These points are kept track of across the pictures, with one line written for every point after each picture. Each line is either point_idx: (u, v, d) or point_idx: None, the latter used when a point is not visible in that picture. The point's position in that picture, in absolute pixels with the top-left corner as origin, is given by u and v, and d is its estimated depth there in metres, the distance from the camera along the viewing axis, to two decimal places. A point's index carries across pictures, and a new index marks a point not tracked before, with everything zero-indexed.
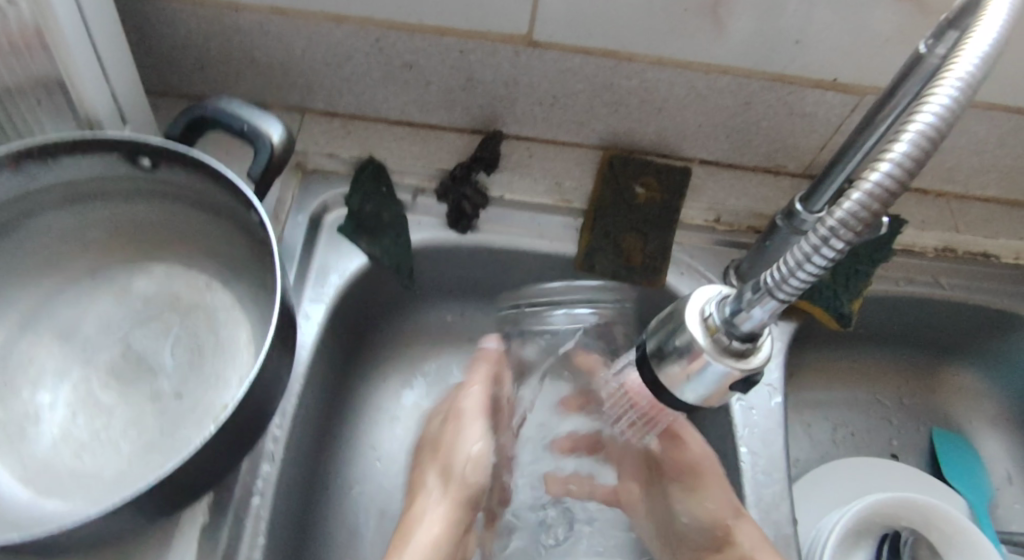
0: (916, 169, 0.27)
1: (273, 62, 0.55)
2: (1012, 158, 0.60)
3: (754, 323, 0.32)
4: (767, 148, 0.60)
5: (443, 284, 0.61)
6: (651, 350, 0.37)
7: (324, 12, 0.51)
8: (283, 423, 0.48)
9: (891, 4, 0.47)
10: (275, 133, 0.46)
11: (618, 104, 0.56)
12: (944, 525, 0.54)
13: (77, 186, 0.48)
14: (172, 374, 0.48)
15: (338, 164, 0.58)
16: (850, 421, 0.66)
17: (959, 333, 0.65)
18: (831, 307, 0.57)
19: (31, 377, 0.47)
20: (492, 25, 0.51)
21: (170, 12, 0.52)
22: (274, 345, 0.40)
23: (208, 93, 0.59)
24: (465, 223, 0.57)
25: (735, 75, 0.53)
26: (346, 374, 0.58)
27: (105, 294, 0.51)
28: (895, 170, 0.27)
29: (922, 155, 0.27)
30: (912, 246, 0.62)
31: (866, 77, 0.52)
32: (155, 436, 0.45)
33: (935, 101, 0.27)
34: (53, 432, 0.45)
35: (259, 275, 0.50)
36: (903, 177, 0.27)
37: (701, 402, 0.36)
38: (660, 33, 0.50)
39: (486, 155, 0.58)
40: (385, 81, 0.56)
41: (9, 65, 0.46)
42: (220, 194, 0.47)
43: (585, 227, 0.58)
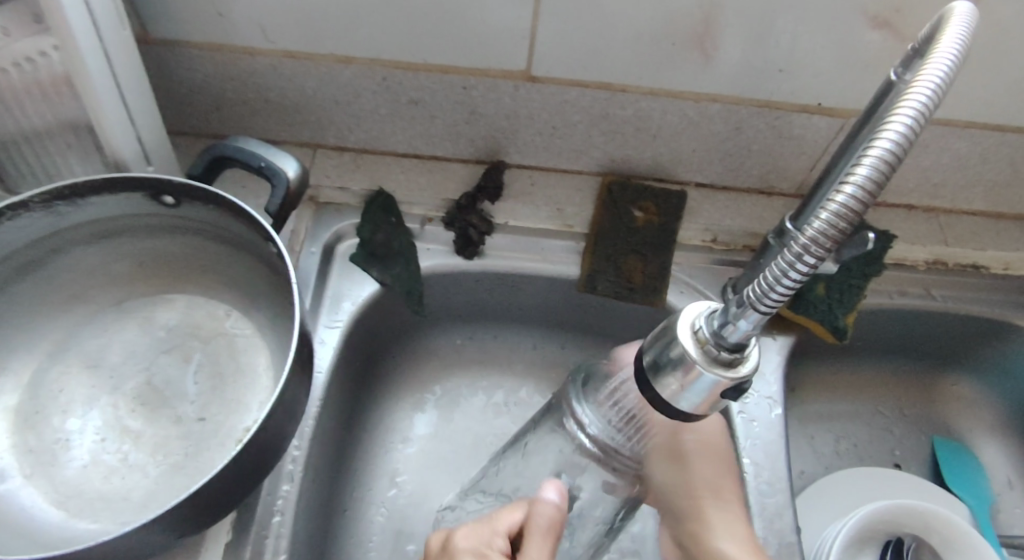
0: (880, 188, 0.29)
1: (286, 101, 0.58)
2: (995, 173, 0.62)
3: (740, 334, 0.34)
4: (758, 170, 0.62)
5: (451, 308, 0.63)
6: (647, 363, 0.39)
7: (334, 55, 0.54)
8: (301, 444, 0.50)
9: (867, 33, 0.50)
10: (291, 169, 0.49)
11: (614, 132, 0.59)
12: (944, 531, 0.56)
13: (104, 224, 0.50)
14: (195, 400, 0.50)
15: (349, 196, 0.61)
16: (852, 433, 0.68)
17: (954, 343, 0.67)
18: (827, 321, 0.59)
19: (62, 405, 0.49)
20: (492, 62, 0.54)
21: (189, 57, 0.55)
22: (295, 368, 0.43)
23: (223, 131, 0.62)
24: (472, 249, 0.59)
25: (724, 102, 0.56)
26: (360, 397, 0.60)
27: (129, 324, 0.53)
28: (860, 191, 0.29)
29: (884, 176, 0.29)
30: (903, 259, 0.64)
31: (849, 101, 0.55)
32: (180, 459, 0.47)
33: (894, 124, 0.29)
34: (83, 457, 0.47)
35: (277, 303, 0.52)
36: (868, 197, 0.29)
37: (695, 411, 0.38)
38: (652, 64, 0.53)
39: (490, 185, 0.61)
40: (392, 117, 0.59)
41: (41, 110, 0.49)
42: (239, 227, 0.49)
43: (587, 250, 0.60)
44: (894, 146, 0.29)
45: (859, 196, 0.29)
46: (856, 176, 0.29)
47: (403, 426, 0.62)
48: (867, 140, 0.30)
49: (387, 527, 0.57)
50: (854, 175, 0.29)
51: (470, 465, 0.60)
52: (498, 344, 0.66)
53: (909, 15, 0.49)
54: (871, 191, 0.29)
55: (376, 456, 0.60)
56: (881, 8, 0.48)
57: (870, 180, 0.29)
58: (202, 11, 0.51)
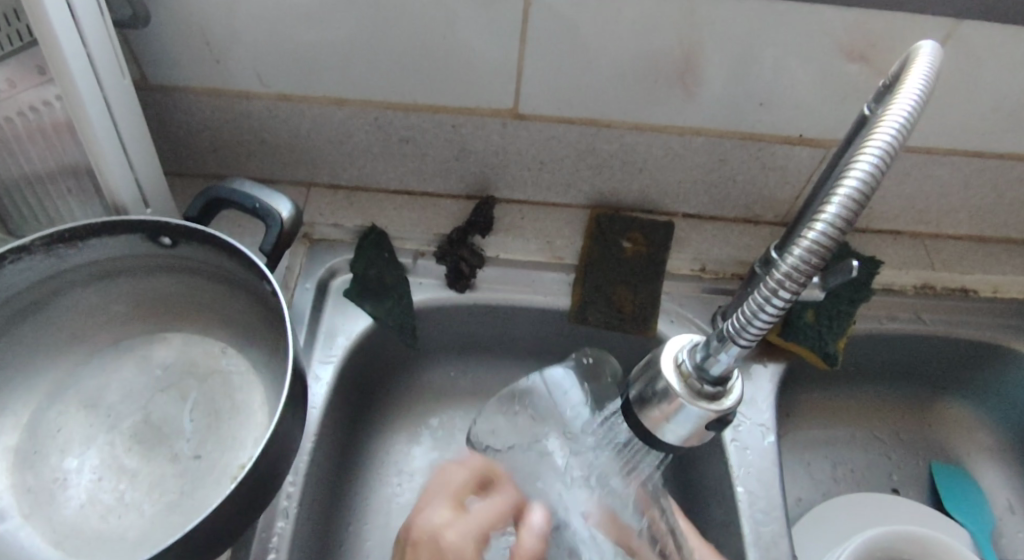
0: (850, 225, 0.30)
1: (280, 143, 0.60)
2: (978, 198, 0.63)
3: (722, 366, 0.35)
4: (744, 200, 0.64)
5: (445, 341, 0.64)
6: (633, 396, 0.39)
7: (327, 97, 0.56)
8: (296, 480, 0.51)
9: (842, 67, 0.51)
10: (285, 210, 0.50)
11: (601, 166, 0.61)
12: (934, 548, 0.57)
13: (103, 265, 0.52)
14: (191, 437, 0.50)
15: (342, 233, 0.62)
16: (849, 459, 0.68)
17: (947, 367, 0.67)
18: (818, 347, 0.59)
19: (60, 445, 0.50)
20: (480, 101, 0.56)
21: (187, 102, 0.57)
22: (287, 405, 0.43)
23: (220, 172, 0.64)
24: (464, 282, 0.60)
25: (707, 135, 0.57)
26: (355, 431, 0.60)
27: (127, 363, 0.54)
28: (830, 229, 0.30)
29: (853, 213, 0.30)
30: (892, 284, 0.65)
31: (828, 131, 0.56)
32: (176, 496, 0.47)
33: (861, 162, 0.30)
34: (80, 497, 0.47)
35: (271, 340, 0.53)
36: (838, 234, 0.30)
37: (682, 442, 0.39)
38: (635, 100, 0.55)
39: (480, 220, 0.61)
40: (384, 155, 0.61)
41: (43, 156, 0.50)
42: (234, 266, 0.50)
43: (578, 281, 0.61)
44: (861, 184, 0.30)
45: (830, 233, 0.30)
46: (826, 214, 0.30)
47: (398, 460, 0.62)
48: (838, 177, 0.31)
49: None
50: (824, 213, 0.30)
51: None
52: (492, 376, 0.66)
53: (881, 49, 0.50)
54: (841, 229, 0.30)
55: (372, 491, 0.60)
56: (854, 44, 0.50)
57: (840, 218, 0.30)
58: (199, 58, 0.53)
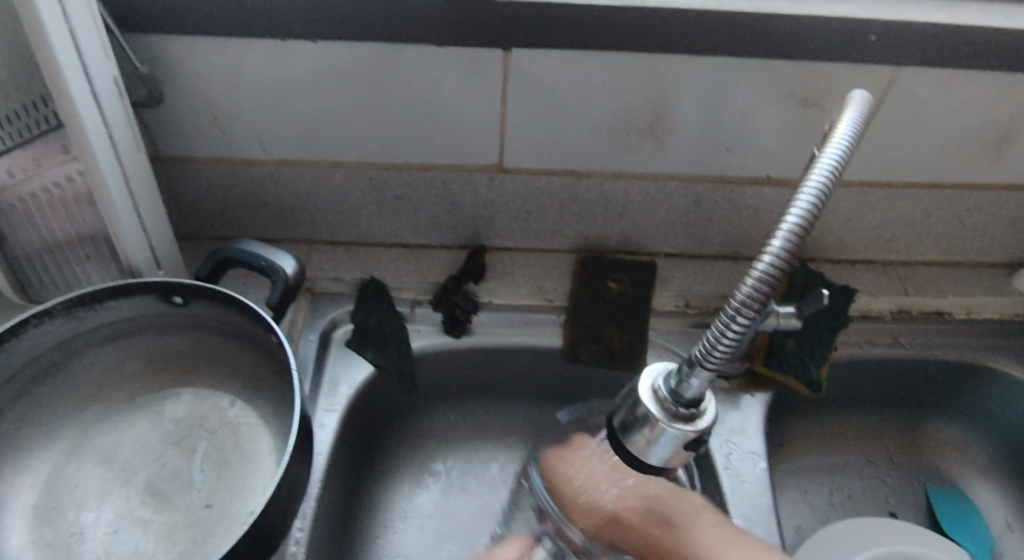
0: (797, 252, 0.31)
1: (283, 205, 0.64)
2: (942, 227, 0.67)
3: (695, 390, 0.37)
4: (721, 238, 0.67)
5: (443, 387, 0.66)
6: (616, 424, 0.41)
7: (325, 161, 0.60)
8: (304, 526, 0.52)
9: (798, 111, 0.56)
10: (289, 266, 0.54)
11: (584, 212, 0.65)
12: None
13: (118, 325, 0.55)
14: (202, 488, 0.52)
15: (343, 286, 0.66)
16: (845, 484, 0.69)
17: (930, 389, 0.69)
18: (801, 375, 0.62)
19: (77, 499, 0.52)
20: (467, 159, 0.60)
21: (195, 171, 0.61)
22: (296, 448, 0.46)
23: (226, 235, 0.67)
24: (459, 327, 0.63)
25: (680, 179, 0.61)
26: (361, 477, 0.62)
27: (139, 419, 0.57)
28: (778, 255, 0.31)
29: (798, 242, 0.31)
30: (868, 311, 0.68)
31: (792, 171, 0.61)
32: (189, 544, 0.49)
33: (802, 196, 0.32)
34: (97, 549, 0.49)
35: (278, 390, 0.56)
36: (786, 260, 0.31)
37: (664, 463, 0.40)
38: (612, 151, 0.59)
39: (473, 268, 0.65)
40: (380, 212, 0.65)
41: (63, 226, 0.54)
42: (242, 321, 0.54)
43: (568, 321, 0.64)
44: (805, 215, 0.31)
45: (778, 260, 0.31)
46: (773, 242, 0.32)
47: (402, 505, 0.63)
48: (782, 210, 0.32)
49: None
50: (771, 242, 0.32)
51: (469, 539, 0.62)
52: (490, 419, 0.68)
53: (833, 94, 0.55)
54: (789, 255, 0.31)
55: (378, 536, 0.61)
56: (806, 91, 0.55)
57: (786, 245, 0.31)
58: (208, 131, 0.58)
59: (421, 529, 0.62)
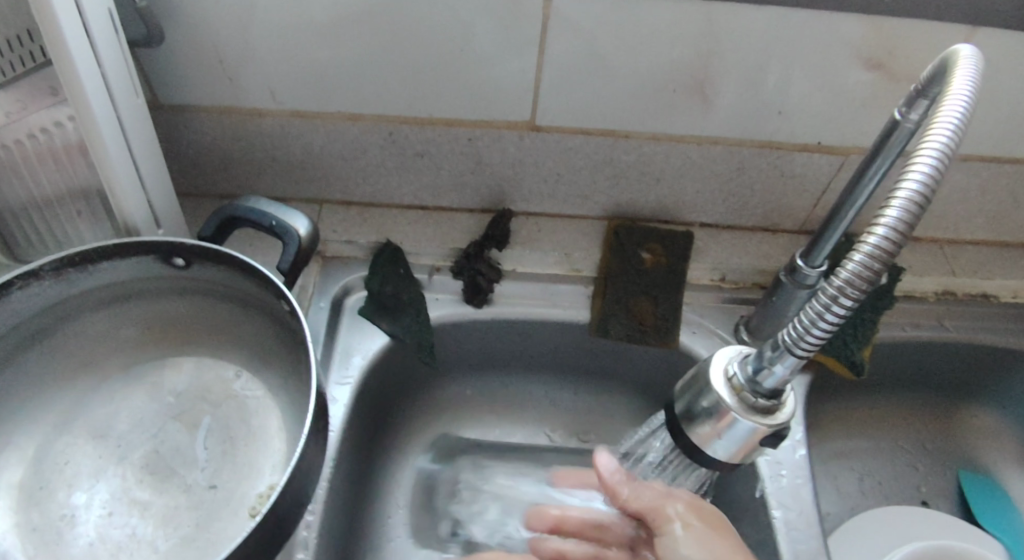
0: (912, 226, 0.29)
1: (293, 160, 0.59)
2: (996, 203, 0.63)
3: (776, 380, 0.35)
4: (762, 209, 0.63)
5: (462, 359, 0.62)
6: (680, 412, 0.39)
7: (340, 113, 0.55)
8: (315, 509, 0.49)
9: (863, 71, 0.51)
10: (302, 226, 0.49)
11: (619, 177, 0.60)
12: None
13: (114, 288, 0.50)
14: (205, 467, 0.49)
15: (356, 249, 0.61)
16: (876, 471, 0.66)
17: (971, 374, 0.66)
18: (843, 356, 0.59)
19: (67, 478, 0.48)
20: (497, 115, 0.55)
21: (198, 121, 0.56)
22: (312, 429, 0.42)
23: (231, 192, 0.62)
24: (480, 297, 0.59)
25: (725, 144, 0.57)
26: (372, 454, 0.58)
27: (136, 391, 0.52)
28: (893, 230, 0.29)
29: (916, 213, 0.29)
30: (912, 291, 0.64)
31: (847, 139, 0.56)
32: (191, 529, 0.45)
33: (920, 162, 0.30)
34: (90, 533, 0.45)
35: (288, 362, 0.52)
36: (901, 235, 0.29)
37: (732, 458, 0.38)
38: (654, 110, 0.54)
39: (497, 234, 0.60)
40: (398, 170, 0.60)
41: (52, 179, 0.49)
42: (251, 286, 0.49)
43: (597, 294, 0.60)
44: (922, 184, 0.29)
45: (892, 235, 0.29)
46: (887, 215, 0.30)
47: (414, 484, 0.60)
48: (894, 180, 0.30)
49: None
50: (885, 215, 0.29)
51: None
52: (508, 394, 0.64)
53: (902, 55, 0.50)
54: (904, 230, 0.29)
55: (390, 515, 0.58)
56: (874, 51, 0.50)
57: (902, 220, 0.29)
58: (211, 76, 0.52)
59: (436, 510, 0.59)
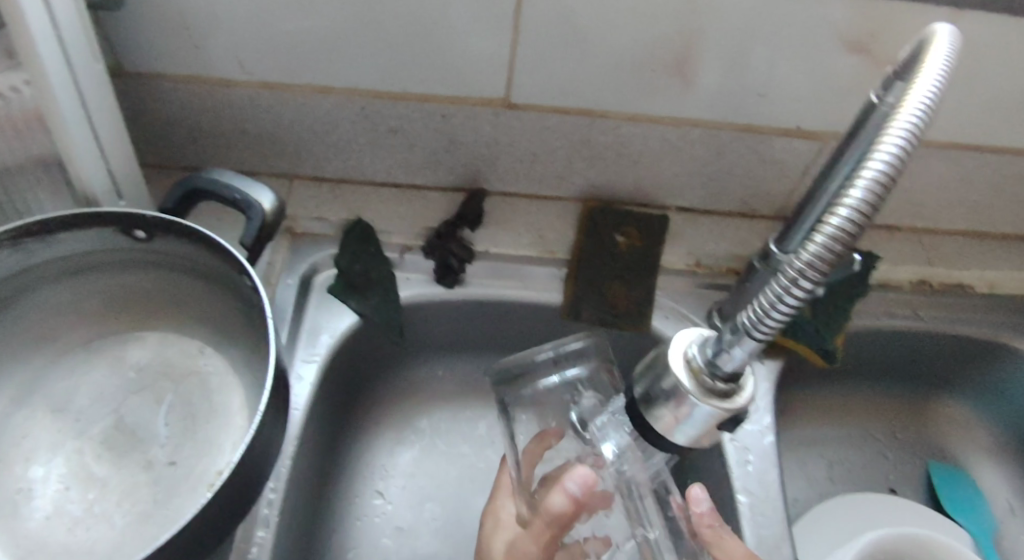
0: (875, 209, 0.29)
1: (262, 133, 0.58)
2: (975, 193, 0.63)
3: (735, 363, 0.34)
4: (740, 194, 0.62)
5: (433, 340, 0.62)
6: (639, 395, 0.39)
7: (311, 85, 0.54)
8: (277, 487, 0.48)
9: (843, 56, 0.50)
10: (267, 201, 0.48)
11: (595, 158, 0.59)
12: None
13: (75, 260, 0.49)
14: (166, 443, 0.48)
15: (327, 226, 0.60)
16: (846, 459, 0.66)
17: (944, 364, 0.66)
18: (816, 344, 0.58)
19: (25, 452, 0.47)
20: (471, 91, 0.54)
21: (164, 90, 0.54)
22: (270, 406, 0.41)
23: (200, 165, 0.61)
24: (452, 277, 0.58)
25: (704, 127, 0.56)
26: (339, 433, 0.58)
27: (98, 365, 0.52)
28: (856, 212, 0.29)
29: (881, 195, 0.29)
30: (888, 280, 0.64)
31: (827, 124, 0.55)
32: (149, 505, 0.45)
33: (887, 143, 0.29)
34: (47, 508, 0.45)
35: (253, 339, 0.51)
36: (864, 217, 0.29)
37: (692, 441, 0.38)
38: (633, 90, 0.53)
39: (470, 214, 0.60)
40: (371, 146, 0.59)
41: (10, 146, 0.48)
42: (214, 261, 0.48)
43: (571, 276, 0.59)
44: (888, 166, 0.29)
45: (855, 217, 0.29)
46: (851, 196, 0.29)
47: (384, 463, 0.60)
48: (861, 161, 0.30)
49: None
50: (849, 196, 0.29)
51: (454, 502, 0.58)
52: (480, 375, 0.64)
53: (884, 39, 0.49)
54: (867, 212, 0.29)
55: (356, 494, 0.58)
56: (855, 34, 0.49)
57: (866, 202, 0.28)
58: (177, 44, 0.51)
59: (403, 490, 0.58)
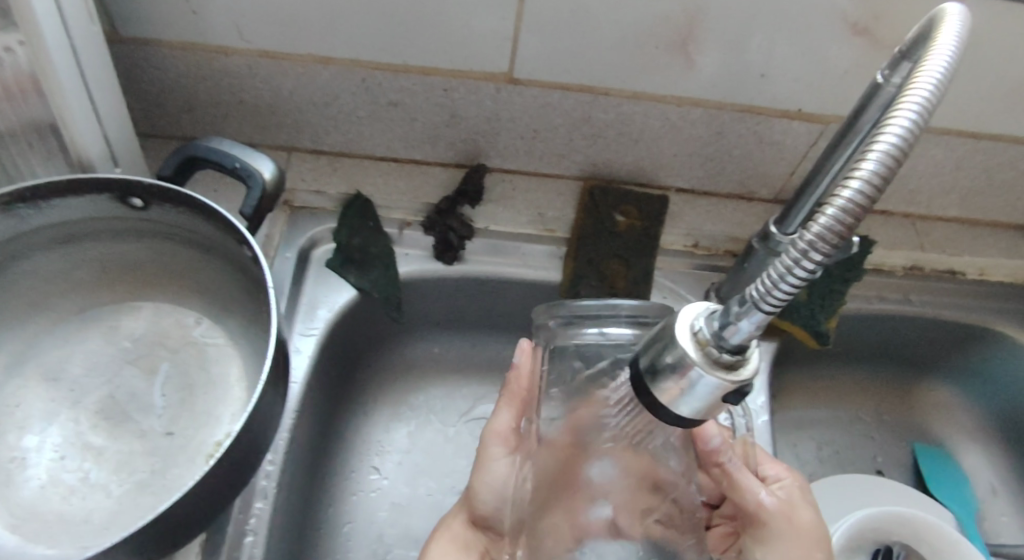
0: (886, 182, 0.29)
1: (260, 103, 0.57)
2: (969, 179, 0.63)
3: (742, 335, 0.33)
4: (739, 176, 0.63)
5: (430, 316, 0.62)
6: (643, 367, 0.38)
7: (311, 55, 0.53)
8: (275, 459, 0.48)
9: (846, 38, 0.50)
10: (267, 170, 0.47)
11: (596, 135, 0.59)
12: (897, 549, 0.58)
13: (68, 228, 0.48)
14: (162, 413, 0.47)
15: (325, 199, 0.59)
16: (835, 440, 0.68)
17: (933, 349, 0.67)
18: (810, 325, 0.59)
19: (18, 421, 0.46)
20: (474, 64, 0.53)
21: (160, 56, 0.53)
22: (271, 377, 0.41)
23: (195, 135, 0.60)
24: (451, 253, 0.58)
25: (706, 107, 0.56)
26: (336, 408, 0.58)
27: (92, 334, 0.51)
28: (868, 183, 0.29)
29: (892, 169, 0.29)
30: (881, 264, 0.65)
31: (828, 106, 0.55)
32: (146, 475, 0.45)
33: (898, 118, 0.29)
34: (41, 477, 0.44)
35: (251, 311, 0.50)
36: (875, 190, 0.29)
37: (697, 414, 0.37)
38: (636, 67, 0.53)
39: (470, 189, 0.59)
40: (371, 119, 0.58)
41: (2, 111, 0.47)
42: (212, 230, 0.47)
43: (569, 254, 0.59)
44: (899, 140, 0.29)
45: (867, 190, 0.29)
46: (863, 168, 0.29)
47: (379, 438, 0.60)
48: (871, 135, 0.30)
49: (363, 544, 0.55)
50: (861, 168, 0.29)
51: (449, 477, 0.59)
52: (476, 352, 0.64)
53: (887, 21, 0.49)
54: (878, 185, 0.29)
55: (352, 469, 0.58)
56: (860, 16, 0.49)
57: (878, 174, 0.29)
58: (174, 9, 0.49)
59: (398, 465, 0.59)
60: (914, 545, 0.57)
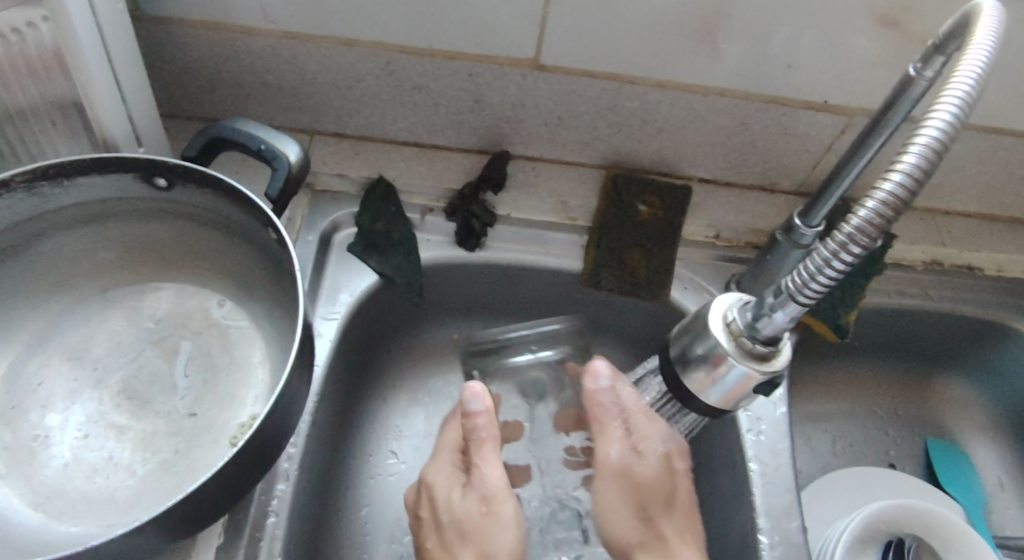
0: (927, 174, 0.29)
1: (283, 85, 0.56)
2: (991, 174, 0.63)
3: (773, 327, 0.35)
4: (762, 167, 0.62)
5: (449, 303, 0.61)
6: (675, 356, 0.40)
7: (336, 37, 0.52)
8: (298, 442, 0.48)
9: (877, 30, 0.50)
10: (292, 153, 0.46)
11: (621, 124, 0.58)
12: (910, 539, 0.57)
13: (90, 207, 0.48)
14: (185, 395, 0.47)
15: (347, 183, 0.59)
16: (848, 433, 0.68)
17: (949, 344, 0.67)
18: (830, 319, 0.60)
19: (41, 399, 0.46)
20: (500, 49, 0.53)
21: (183, 36, 0.53)
22: (297, 360, 0.41)
23: (217, 116, 0.60)
24: (474, 240, 0.58)
25: (732, 97, 0.55)
26: (356, 391, 0.58)
27: (113, 314, 0.51)
28: (907, 177, 0.29)
29: (933, 161, 0.29)
30: (901, 259, 0.65)
31: (855, 99, 0.55)
32: (170, 455, 0.45)
33: (941, 109, 0.29)
34: (65, 455, 0.44)
35: (274, 294, 0.50)
36: (916, 183, 0.29)
37: (727, 402, 0.39)
38: (662, 55, 0.52)
39: (493, 175, 0.59)
40: (393, 104, 0.58)
41: (25, 87, 0.46)
42: (236, 213, 0.47)
43: (591, 243, 0.59)
44: (941, 131, 0.28)
45: (908, 182, 0.29)
46: (904, 160, 0.29)
47: (397, 423, 0.60)
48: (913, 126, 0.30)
49: (382, 527, 0.55)
50: (903, 160, 0.29)
51: None
52: None
53: (918, 13, 0.48)
54: (920, 177, 0.29)
55: (372, 450, 0.58)
56: (891, 7, 0.48)
57: (919, 166, 0.28)
58: None
59: (416, 449, 0.59)
60: (926, 536, 0.56)
